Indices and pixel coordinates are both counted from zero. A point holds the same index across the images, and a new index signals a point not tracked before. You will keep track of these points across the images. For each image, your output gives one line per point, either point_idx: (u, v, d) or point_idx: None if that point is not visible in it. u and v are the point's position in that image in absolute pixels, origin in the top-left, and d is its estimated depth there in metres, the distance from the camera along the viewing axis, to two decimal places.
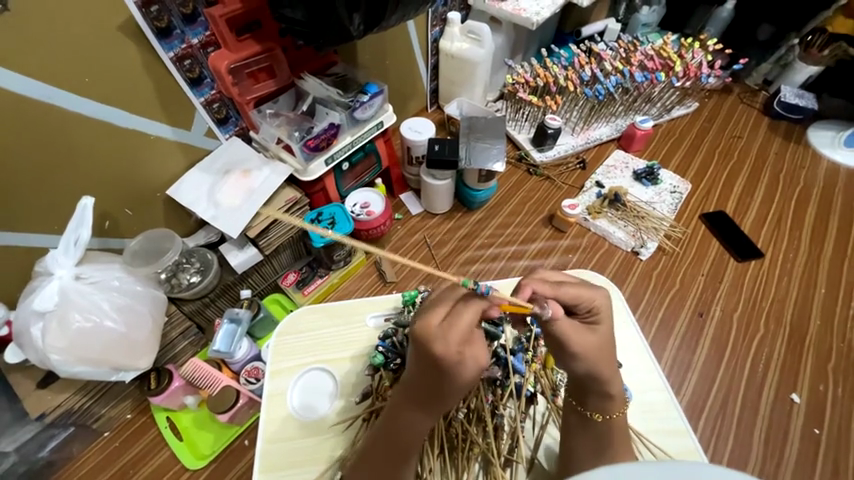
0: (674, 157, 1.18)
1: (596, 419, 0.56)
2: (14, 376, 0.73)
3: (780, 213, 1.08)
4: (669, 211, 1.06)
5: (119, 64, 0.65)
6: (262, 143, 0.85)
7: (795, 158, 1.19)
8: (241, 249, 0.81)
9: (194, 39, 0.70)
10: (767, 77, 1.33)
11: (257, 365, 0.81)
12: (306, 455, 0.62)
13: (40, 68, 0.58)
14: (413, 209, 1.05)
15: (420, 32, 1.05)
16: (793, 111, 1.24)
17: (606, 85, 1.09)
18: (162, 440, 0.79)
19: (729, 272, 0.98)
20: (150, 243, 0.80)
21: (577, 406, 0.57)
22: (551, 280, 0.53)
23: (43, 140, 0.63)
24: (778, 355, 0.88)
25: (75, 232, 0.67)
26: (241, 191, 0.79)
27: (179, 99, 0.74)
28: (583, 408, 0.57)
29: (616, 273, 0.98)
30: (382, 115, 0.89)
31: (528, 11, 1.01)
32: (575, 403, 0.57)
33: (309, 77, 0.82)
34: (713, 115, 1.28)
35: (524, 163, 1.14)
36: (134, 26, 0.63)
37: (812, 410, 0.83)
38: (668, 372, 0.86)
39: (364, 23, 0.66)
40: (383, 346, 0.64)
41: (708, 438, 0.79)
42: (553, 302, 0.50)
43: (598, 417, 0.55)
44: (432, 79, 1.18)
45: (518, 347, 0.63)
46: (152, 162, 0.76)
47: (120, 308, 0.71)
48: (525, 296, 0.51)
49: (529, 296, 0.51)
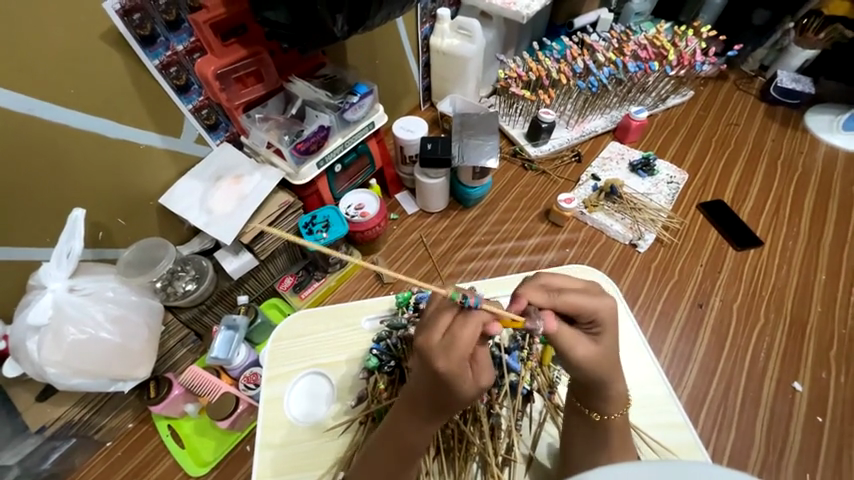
0: (670, 147, 1.17)
1: (596, 419, 0.55)
2: (14, 389, 0.73)
3: (779, 199, 1.07)
4: (666, 202, 1.05)
5: (105, 74, 0.64)
6: (252, 148, 0.84)
7: (793, 143, 1.18)
8: (236, 255, 0.81)
9: (179, 46, 0.70)
10: (764, 62, 1.31)
11: (255, 371, 0.81)
12: (307, 460, 0.62)
13: (25, 81, 0.58)
14: (408, 209, 1.04)
15: (409, 30, 1.04)
16: (790, 96, 1.23)
17: (600, 77, 1.08)
18: (164, 448, 0.79)
19: (728, 261, 0.98)
20: (143, 253, 0.80)
21: (580, 406, 0.57)
22: (543, 280, 0.53)
23: (31, 152, 0.63)
24: (779, 344, 0.87)
25: (67, 244, 0.67)
26: (232, 198, 0.79)
27: (167, 107, 0.73)
28: (583, 407, 0.56)
29: (614, 267, 0.97)
30: (373, 115, 0.88)
31: (518, 5, 1.00)
32: (577, 404, 0.57)
33: (298, 80, 0.82)
34: (708, 103, 1.27)
35: (519, 158, 1.13)
36: (117, 35, 0.63)
37: (814, 399, 0.82)
38: (668, 365, 0.85)
39: (348, 24, 0.65)
40: (378, 349, 0.64)
41: (709, 432, 0.78)
42: (548, 315, 0.50)
43: (597, 416, 0.55)
44: (424, 76, 1.16)
45: (514, 346, 0.63)
46: (142, 171, 0.76)
47: (114, 318, 0.71)
48: (518, 306, 0.51)
49: (523, 306, 0.50)
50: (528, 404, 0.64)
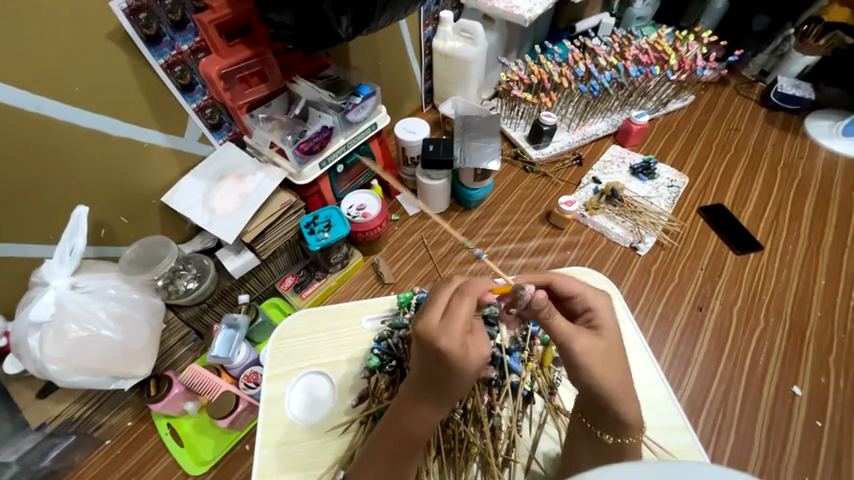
0: (671, 150, 1.18)
1: (608, 440, 0.53)
2: (14, 385, 0.73)
3: (779, 203, 1.08)
4: (666, 205, 1.06)
5: (109, 72, 0.65)
6: (255, 148, 0.85)
7: (793, 148, 1.18)
8: (238, 254, 0.81)
9: (184, 45, 0.70)
10: (763, 68, 1.32)
11: (255, 370, 0.81)
12: (309, 458, 0.62)
13: (30, 79, 0.59)
14: (409, 210, 1.05)
15: (412, 33, 1.05)
16: (790, 102, 1.23)
17: (601, 81, 1.09)
18: (163, 447, 0.79)
19: (728, 265, 0.98)
20: (145, 250, 0.81)
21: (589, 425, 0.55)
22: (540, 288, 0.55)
23: (35, 150, 0.63)
24: (779, 348, 0.88)
25: (69, 242, 0.67)
26: (236, 197, 0.79)
27: (171, 106, 0.74)
28: (594, 428, 0.54)
29: (614, 270, 0.97)
30: (376, 116, 0.89)
31: (521, 8, 1.01)
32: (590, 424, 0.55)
33: (301, 81, 0.82)
34: (709, 108, 1.28)
35: (520, 161, 1.14)
36: (123, 34, 0.64)
37: (814, 402, 0.82)
38: (668, 368, 0.85)
39: (353, 25, 0.65)
40: (379, 349, 0.64)
41: (709, 434, 0.79)
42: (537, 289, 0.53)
43: (610, 438, 0.53)
44: (427, 79, 1.17)
45: (515, 347, 0.64)
46: (146, 169, 0.76)
47: (116, 316, 0.71)
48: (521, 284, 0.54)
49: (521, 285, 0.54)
50: (528, 404, 0.64)
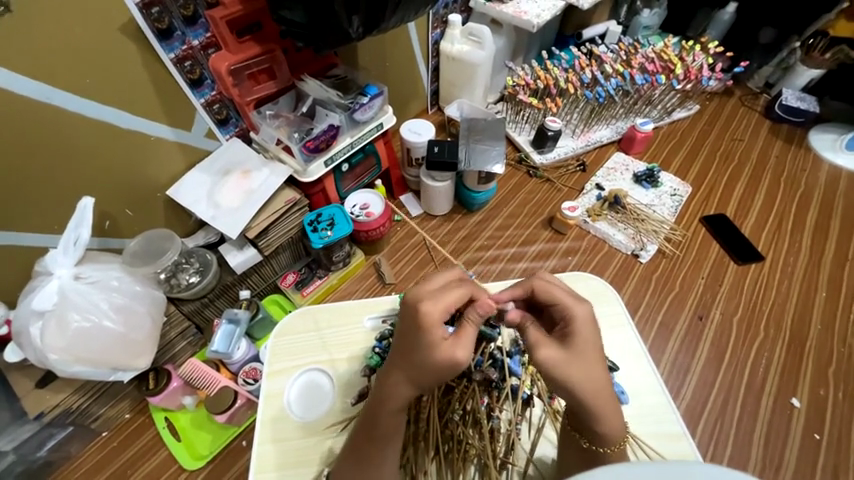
0: (674, 159, 1.18)
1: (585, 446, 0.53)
2: (14, 375, 0.73)
3: (781, 215, 1.08)
4: (669, 214, 1.06)
5: (119, 65, 0.65)
6: (261, 144, 0.85)
7: (796, 161, 1.19)
8: (241, 249, 0.81)
9: (195, 41, 0.70)
10: (768, 80, 1.33)
11: (255, 366, 0.81)
12: (307, 455, 0.62)
13: (42, 70, 0.59)
14: (413, 211, 1.05)
15: (420, 35, 1.05)
16: (794, 114, 1.24)
17: (607, 88, 1.09)
18: (161, 440, 0.79)
19: (729, 275, 0.98)
20: (149, 243, 0.80)
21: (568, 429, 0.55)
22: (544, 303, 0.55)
23: (44, 140, 0.63)
24: (778, 359, 0.88)
25: (74, 232, 0.68)
26: (240, 192, 0.80)
27: (179, 100, 0.74)
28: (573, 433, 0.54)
29: (615, 276, 0.97)
30: (382, 116, 0.89)
31: (529, 14, 1.01)
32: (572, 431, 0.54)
33: (309, 79, 0.82)
34: (713, 118, 1.28)
35: (524, 165, 1.14)
36: (135, 28, 0.64)
37: (813, 415, 0.82)
38: (667, 377, 0.85)
39: (364, 25, 0.65)
40: (380, 347, 0.65)
41: (707, 444, 0.79)
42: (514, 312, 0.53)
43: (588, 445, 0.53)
44: (433, 81, 1.18)
45: (515, 350, 0.62)
46: (152, 162, 0.77)
47: (118, 308, 0.71)
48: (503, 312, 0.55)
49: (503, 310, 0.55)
50: (527, 408, 0.63)
